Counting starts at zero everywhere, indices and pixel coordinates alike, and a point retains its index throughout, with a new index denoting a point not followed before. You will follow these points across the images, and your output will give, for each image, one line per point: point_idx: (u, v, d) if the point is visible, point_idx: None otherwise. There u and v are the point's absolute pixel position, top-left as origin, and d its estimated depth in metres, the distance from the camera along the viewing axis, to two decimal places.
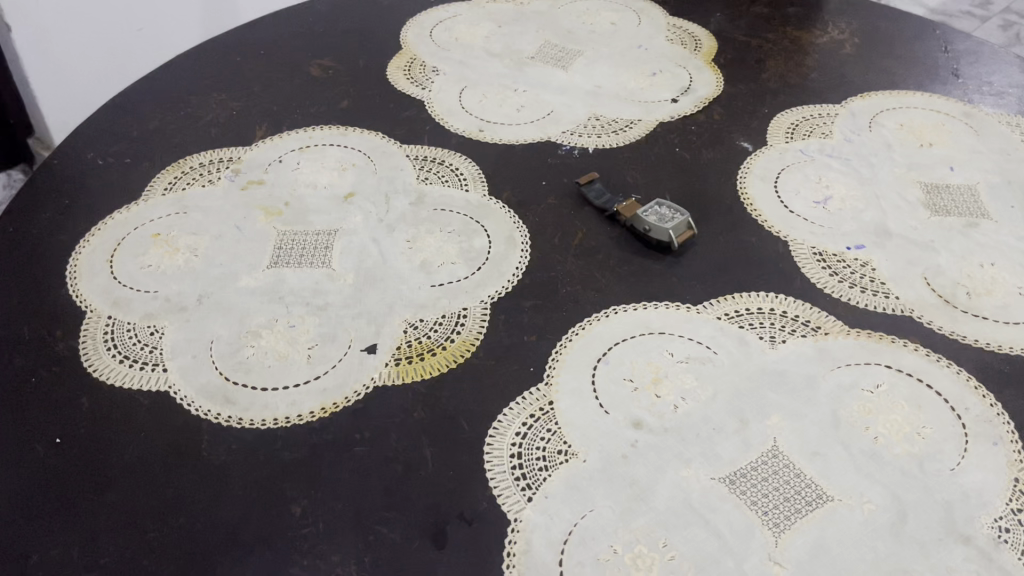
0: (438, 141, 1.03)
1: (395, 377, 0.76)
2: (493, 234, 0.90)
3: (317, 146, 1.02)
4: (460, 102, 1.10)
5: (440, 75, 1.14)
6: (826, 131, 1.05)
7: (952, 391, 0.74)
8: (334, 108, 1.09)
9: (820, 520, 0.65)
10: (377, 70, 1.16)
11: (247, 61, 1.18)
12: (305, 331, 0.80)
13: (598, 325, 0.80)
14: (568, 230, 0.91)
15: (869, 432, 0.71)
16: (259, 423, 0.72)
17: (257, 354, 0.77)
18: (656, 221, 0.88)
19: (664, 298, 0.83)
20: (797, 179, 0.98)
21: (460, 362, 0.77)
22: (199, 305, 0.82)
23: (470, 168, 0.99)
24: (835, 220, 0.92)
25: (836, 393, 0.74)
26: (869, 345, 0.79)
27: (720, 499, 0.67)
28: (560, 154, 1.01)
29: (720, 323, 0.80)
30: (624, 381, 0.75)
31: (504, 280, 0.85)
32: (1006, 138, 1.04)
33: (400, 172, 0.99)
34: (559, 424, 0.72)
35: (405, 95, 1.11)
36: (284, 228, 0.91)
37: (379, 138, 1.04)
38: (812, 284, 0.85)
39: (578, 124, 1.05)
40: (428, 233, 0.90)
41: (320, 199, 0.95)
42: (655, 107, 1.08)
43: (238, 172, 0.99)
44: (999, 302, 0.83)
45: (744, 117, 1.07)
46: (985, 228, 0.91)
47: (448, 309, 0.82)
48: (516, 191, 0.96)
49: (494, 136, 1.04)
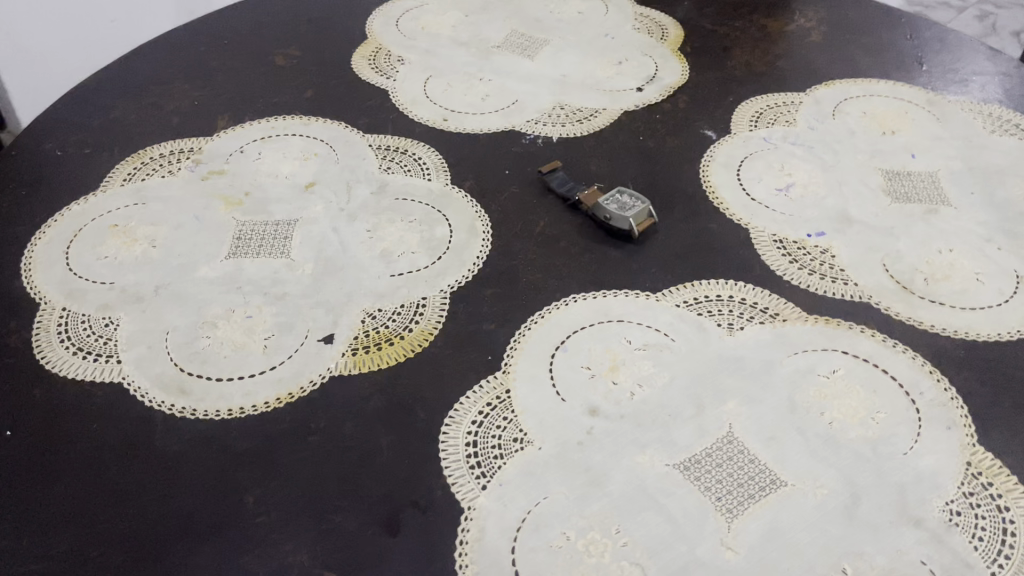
0: (401, 130, 1.03)
1: (352, 366, 0.75)
2: (455, 223, 0.90)
3: (279, 136, 1.02)
4: (425, 91, 1.09)
5: (406, 64, 1.14)
6: (790, 119, 1.05)
7: (908, 375, 0.75)
8: (298, 97, 1.08)
9: (773, 505, 0.65)
10: (342, 59, 1.16)
11: (211, 50, 1.17)
12: (262, 321, 0.79)
13: (557, 313, 0.80)
14: (530, 219, 0.91)
15: (824, 418, 0.71)
16: (214, 413, 0.72)
17: (213, 345, 0.77)
18: (616, 210, 0.88)
19: (624, 286, 0.83)
20: (760, 166, 0.98)
21: (418, 350, 0.77)
22: (155, 296, 0.82)
23: (433, 157, 0.99)
24: (796, 207, 0.92)
25: (792, 379, 0.74)
26: (827, 331, 0.79)
27: (674, 484, 0.67)
28: (524, 143, 1.01)
29: (678, 311, 0.80)
30: (581, 368, 0.75)
31: (465, 269, 0.84)
32: (969, 125, 1.04)
33: (363, 161, 0.98)
34: (515, 412, 0.72)
35: (370, 85, 1.11)
36: (245, 218, 0.90)
37: (342, 127, 1.03)
38: (772, 270, 0.85)
39: (543, 113, 1.05)
40: (389, 222, 0.90)
41: (280, 189, 0.94)
42: (621, 96, 1.08)
43: (199, 162, 0.98)
44: (957, 288, 0.83)
45: (709, 105, 1.07)
46: (945, 214, 0.92)
47: (407, 298, 0.82)
48: (479, 180, 0.96)
49: (458, 125, 1.03)
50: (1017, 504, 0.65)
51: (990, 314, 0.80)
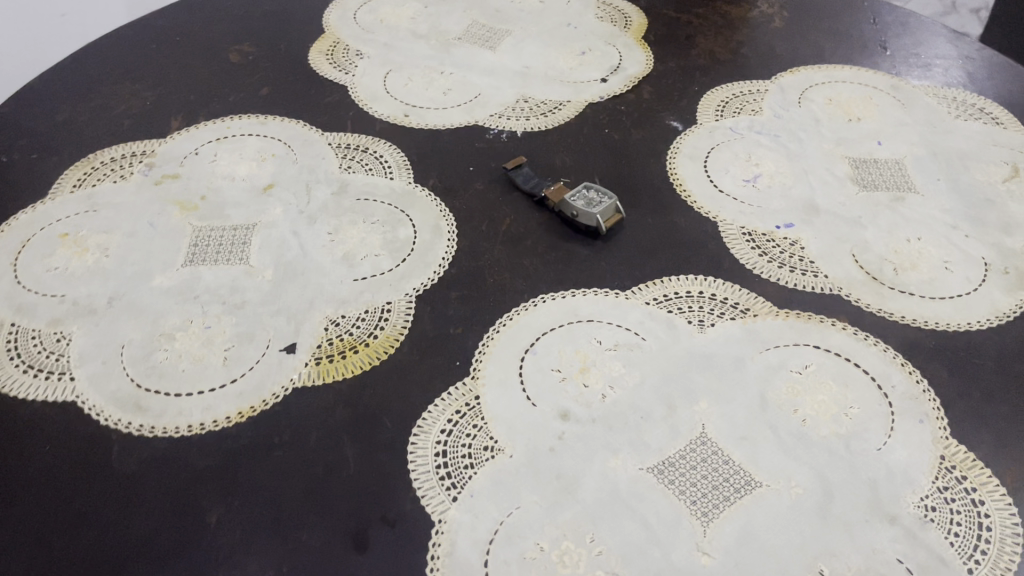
0: (361, 127, 1.00)
1: (316, 377, 0.73)
2: (418, 223, 0.88)
3: (235, 136, 0.98)
4: (385, 86, 1.06)
5: (365, 58, 1.11)
6: (756, 107, 1.04)
7: (879, 369, 0.74)
8: (254, 95, 1.05)
9: (747, 507, 0.65)
10: (298, 54, 1.12)
11: (162, 47, 1.13)
12: (221, 331, 0.77)
13: (525, 315, 0.79)
14: (495, 217, 0.89)
15: (797, 415, 0.70)
16: (173, 430, 0.69)
17: (170, 358, 0.74)
18: (583, 207, 0.86)
19: (593, 284, 0.82)
20: (726, 157, 0.97)
21: (384, 357, 0.75)
22: (109, 307, 0.79)
23: (395, 154, 0.96)
24: (764, 198, 0.91)
25: (764, 376, 0.73)
26: (798, 325, 0.78)
27: (648, 489, 0.65)
28: (487, 138, 0.99)
29: (648, 308, 0.79)
30: (551, 371, 0.73)
31: (429, 272, 0.82)
32: (933, 110, 1.04)
33: (322, 161, 0.95)
34: (484, 420, 0.70)
35: (328, 80, 1.08)
36: (201, 224, 0.87)
37: (299, 125, 1.00)
38: (742, 265, 0.84)
39: (506, 107, 1.03)
40: (351, 224, 0.87)
41: (237, 192, 0.91)
42: (585, 87, 1.06)
43: (152, 165, 0.94)
44: (925, 277, 0.83)
45: (674, 95, 1.06)
46: (912, 202, 0.91)
47: (371, 303, 0.79)
48: (442, 178, 0.93)
49: (420, 121, 1.01)
50: (991, 498, 0.65)
51: (959, 303, 0.80)
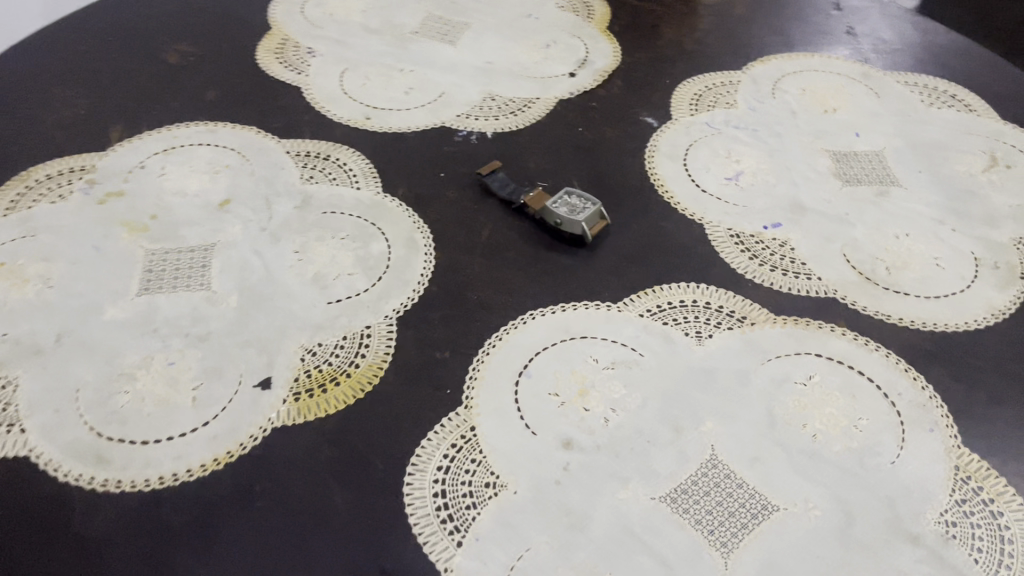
0: (320, 132, 0.94)
1: (296, 415, 0.68)
2: (391, 237, 0.82)
3: (183, 146, 0.91)
4: (341, 86, 1.00)
5: (317, 57, 1.04)
6: (730, 100, 1.01)
7: (883, 376, 0.72)
8: (199, 99, 0.98)
9: (767, 534, 0.62)
10: (244, 53, 1.05)
11: (92, 49, 1.04)
12: (186, 368, 0.70)
13: (515, 333, 0.74)
14: (473, 227, 0.84)
15: (807, 430, 0.68)
16: (142, 483, 0.63)
17: (132, 401, 0.68)
18: (567, 214, 0.81)
19: (582, 297, 0.78)
20: (706, 154, 0.93)
21: (368, 388, 0.70)
22: (58, 346, 0.72)
23: (359, 162, 0.90)
24: (748, 197, 0.88)
25: (769, 390, 0.71)
26: (797, 332, 0.75)
27: (663, 521, 0.62)
28: (456, 141, 0.93)
29: (643, 321, 0.75)
30: (549, 396, 0.69)
31: (408, 291, 0.77)
32: (906, 99, 1.02)
33: (281, 171, 0.89)
34: (483, 453, 0.65)
35: (279, 81, 1.00)
36: (153, 246, 0.80)
37: (253, 132, 0.93)
38: (733, 269, 0.81)
39: (472, 107, 0.98)
40: (319, 241, 0.81)
41: (191, 209, 0.84)
42: (553, 83, 1.02)
43: (93, 182, 0.87)
44: (919, 275, 0.81)
45: (645, 89, 1.02)
46: (896, 196, 0.89)
47: (349, 328, 0.74)
48: (412, 185, 0.88)
49: (383, 124, 0.95)
50: (1010, 508, 0.64)
51: (955, 302, 0.79)
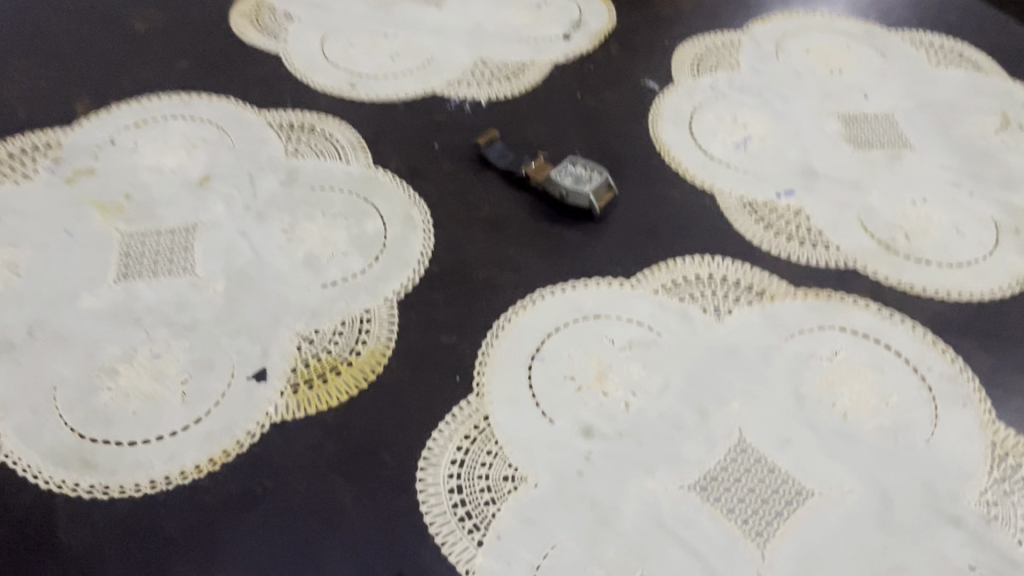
0: (303, 102, 0.88)
1: (295, 408, 0.63)
2: (387, 214, 0.77)
3: (155, 119, 0.85)
4: (322, 52, 0.94)
5: (295, 22, 0.98)
6: (733, 62, 0.96)
7: (911, 350, 0.69)
8: (170, 68, 0.91)
9: (803, 521, 0.59)
10: (216, 18, 0.98)
11: (50, 15, 0.97)
12: (174, 360, 0.65)
13: (524, 314, 0.70)
14: (472, 201, 0.79)
15: (837, 409, 0.65)
16: (133, 488, 0.58)
17: (116, 398, 0.62)
18: (572, 184, 0.77)
19: (593, 273, 0.73)
20: (711, 119, 0.89)
21: (372, 377, 0.65)
22: (31, 340, 0.66)
23: (347, 133, 0.85)
24: (758, 163, 0.84)
25: (795, 367, 0.67)
26: (819, 306, 0.72)
27: (694, 511, 0.59)
28: (449, 110, 0.88)
29: (658, 298, 0.71)
30: (565, 381, 0.65)
31: (408, 271, 0.72)
32: (911, 58, 0.99)
33: (263, 144, 0.83)
34: (499, 444, 0.61)
35: (256, 49, 0.94)
36: (130, 228, 0.74)
37: (231, 103, 0.87)
38: (748, 240, 0.77)
39: (463, 72, 0.92)
40: (309, 219, 0.76)
41: (168, 187, 0.78)
42: (547, 46, 0.96)
43: (60, 159, 0.80)
44: (939, 242, 0.78)
45: (644, 52, 0.97)
46: (910, 159, 0.86)
47: (347, 313, 0.69)
48: (405, 158, 0.83)
49: (370, 92, 0.89)
50: None
51: (978, 270, 0.76)
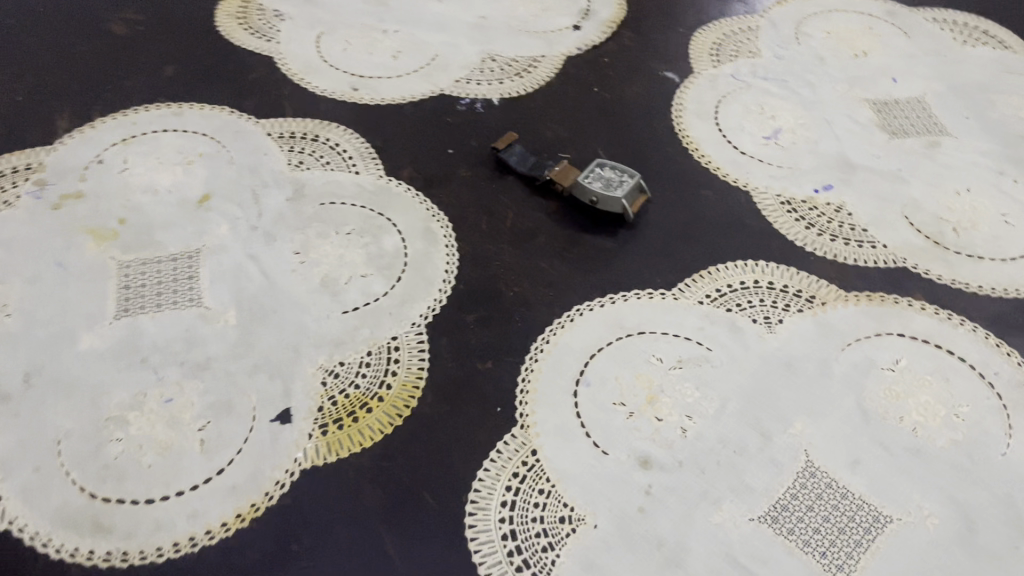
0: (303, 109, 0.82)
1: (326, 452, 0.58)
2: (405, 229, 0.72)
3: (145, 134, 0.78)
4: (319, 53, 0.88)
5: (286, 20, 0.91)
6: (753, 48, 0.91)
7: (975, 354, 0.65)
8: (156, 76, 0.84)
9: (885, 551, 0.54)
10: (200, 19, 0.91)
11: (19, 21, 0.89)
12: (188, 404, 0.59)
13: (563, 335, 0.65)
14: (495, 211, 0.74)
15: (905, 424, 0.61)
16: (154, 553, 0.53)
17: (128, 451, 0.57)
18: (603, 190, 0.72)
19: (631, 286, 0.69)
20: (737, 111, 0.84)
21: (407, 412, 0.60)
22: (27, 389, 0.60)
23: (353, 141, 0.79)
24: (792, 157, 0.80)
25: (856, 380, 0.63)
26: (873, 310, 0.68)
27: (768, 546, 0.54)
28: (460, 111, 0.82)
29: (704, 310, 0.67)
30: (614, 407, 0.61)
31: (434, 292, 0.67)
32: (937, 36, 0.94)
33: (265, 157, 0.77)
34: (552, 481, 0.57)
35: (247, 51, 0.88)
36: (127, 256, 0.68)
37: (225, 113, 0.81)
38: (790, 241, 0.73)
39: (472, 70, 0.87)
40: (321, 238, 0.70)
41: (165, 209, 0.72)
42: (556, 38, 0.91)
43: (43, 183, 0.73)
44: (989, 235, 0.74)
45: (659, 41, 0.92)
46: (948, 146, 0.82)
47: (373, 342, 0.64)
48: (418, 166, 0.77)
49: (374, 95, 0.83)
50: None
51: None
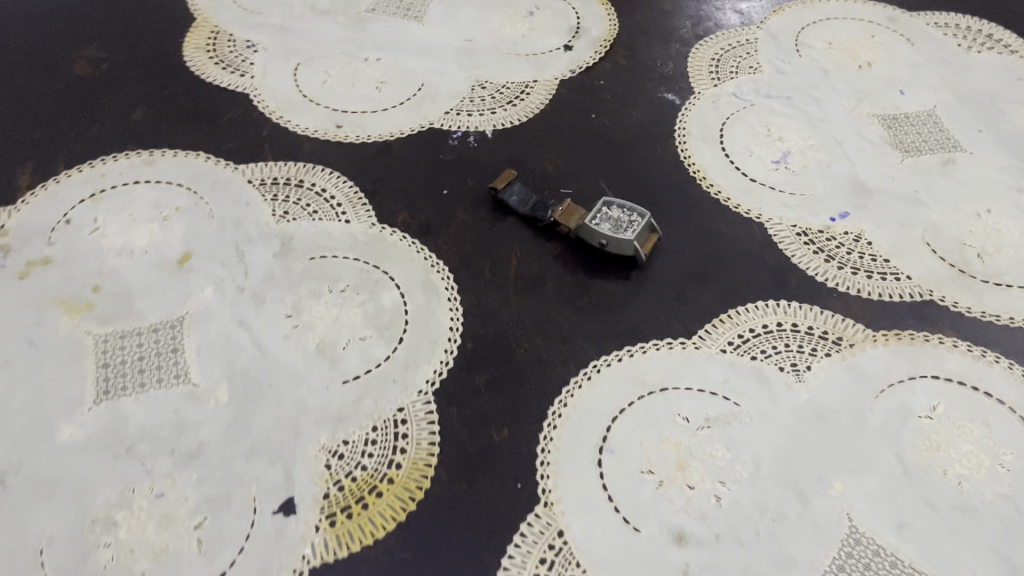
0: (285, 151, 0.77)
1: (336, 546, 0.53)
2: (404, 283, 0.67)
3: (115, 187, 0.73)
4: (297, 86, 0.82)
5: (260, 51, 0.85)
6: (753, 63, 0.87)
7: (1014, 395, 0.61)
8: (124, 120, 0.78)
9: None
10: (168, 53, 0.85)
11: None
12: (182, 498, 0.55)
13: (582, 396, 0.61)
14: (497, 258, 0.69)
15: (949, 477, 0.57)
16: None
17: (119, 557, 0.52)
18: (613, 233, 0.67)
19: (648, 336, 0.65)
20: (743, 133, 0.80)
21: (420, 494, 0.55)
22: (4, 491, 0.55)
23: (341, 185, 0.74)
24: (804, 183, 0.76)
25: (894, 430, 0.59)
26: (904, 351, 0.64)
27: None
28: (452, 147, 0.78)
29: (728, 359, 0.63)
30: (642, 476, 0.57)
31: (439, 353, 0.63)
32: (941, 43, 0.90)
33: (247, 208, 0.72)
34: (582, 566, 0.53)
35: (220, 88, 0.82)
36: (104, 330, 0.63)
37: (201, 159, 0.75)
38: (811, 276, 0.69)
39: (461, 100, 0.82)
40: (314, 298, 0.66)
41: (143, 272, 0.67)
42: (548, 60, 0.86)
43: (7, 249, 0.68)
44: (1015, 258, 0.70)
45: (655, 59, 0.87)
46: (964, 163, 0.78)
47: (378, 415, 0.59)
48: (412, 211, 0.72)
49: (359, 132, 0.78)
50: None
51: None
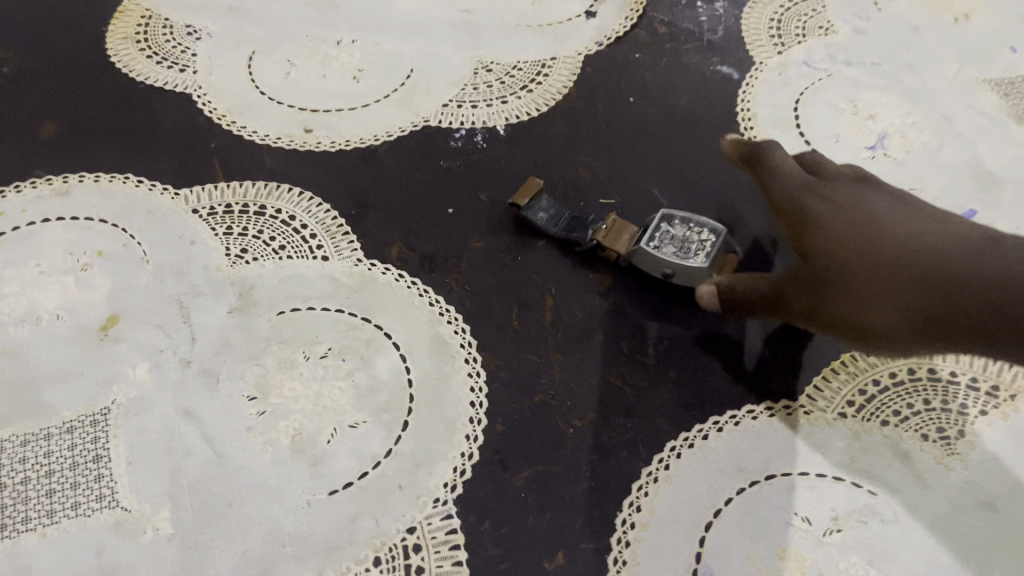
0: (241, 169, 0.59)
1: None
2: (405, 341, 0.50)
3: (16, 228, 0.55)
4: (252, 81, 0.64)
5: (201, 38, 0.67)
6: (824, 21, 0.69)
7: None
8: (32, 139, 0.61)
9: None
10: (86, 47, 0.67)
11: None
12: None
13: (658, 496, 0.45)
14: (527, 299, 0.52)
15: None
16: None
17: None
18: (680, 259, 0.51)
19: (738, 399, 0.48)
20: (825, 112, 0.63)
21: None
22: None
23: (315, 210, 0.57)
24: (910, 175, 0.59)
25: None
26: None
27: None
28: (455, 151, 0.60)
29: (851, 428, 0.46)
30: None
31: (459, 442, 0.46)
32: None
33: (192, 246, 0.54)
34: None
35: (156, 91, 0.64)
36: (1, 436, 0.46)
37: (132, 185, 0.58)
38: None
39: (463, 87, 0.64)
40: (285, 370, 0.49)
41: (52, 346, 0.50)
42: (567, 32, 0.68)
43: None
44: None
45: (701, 21, 0.69)
46: None
47: (382, 542, 0.43)
48: (411, 240, 0.55)
49: (336, 137, 0.61)
50: None
51: None
